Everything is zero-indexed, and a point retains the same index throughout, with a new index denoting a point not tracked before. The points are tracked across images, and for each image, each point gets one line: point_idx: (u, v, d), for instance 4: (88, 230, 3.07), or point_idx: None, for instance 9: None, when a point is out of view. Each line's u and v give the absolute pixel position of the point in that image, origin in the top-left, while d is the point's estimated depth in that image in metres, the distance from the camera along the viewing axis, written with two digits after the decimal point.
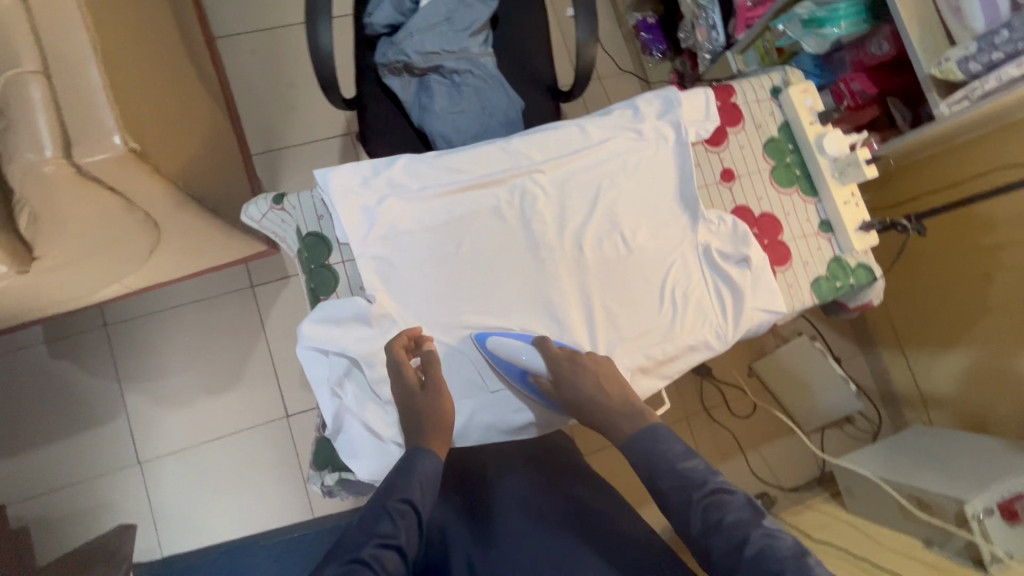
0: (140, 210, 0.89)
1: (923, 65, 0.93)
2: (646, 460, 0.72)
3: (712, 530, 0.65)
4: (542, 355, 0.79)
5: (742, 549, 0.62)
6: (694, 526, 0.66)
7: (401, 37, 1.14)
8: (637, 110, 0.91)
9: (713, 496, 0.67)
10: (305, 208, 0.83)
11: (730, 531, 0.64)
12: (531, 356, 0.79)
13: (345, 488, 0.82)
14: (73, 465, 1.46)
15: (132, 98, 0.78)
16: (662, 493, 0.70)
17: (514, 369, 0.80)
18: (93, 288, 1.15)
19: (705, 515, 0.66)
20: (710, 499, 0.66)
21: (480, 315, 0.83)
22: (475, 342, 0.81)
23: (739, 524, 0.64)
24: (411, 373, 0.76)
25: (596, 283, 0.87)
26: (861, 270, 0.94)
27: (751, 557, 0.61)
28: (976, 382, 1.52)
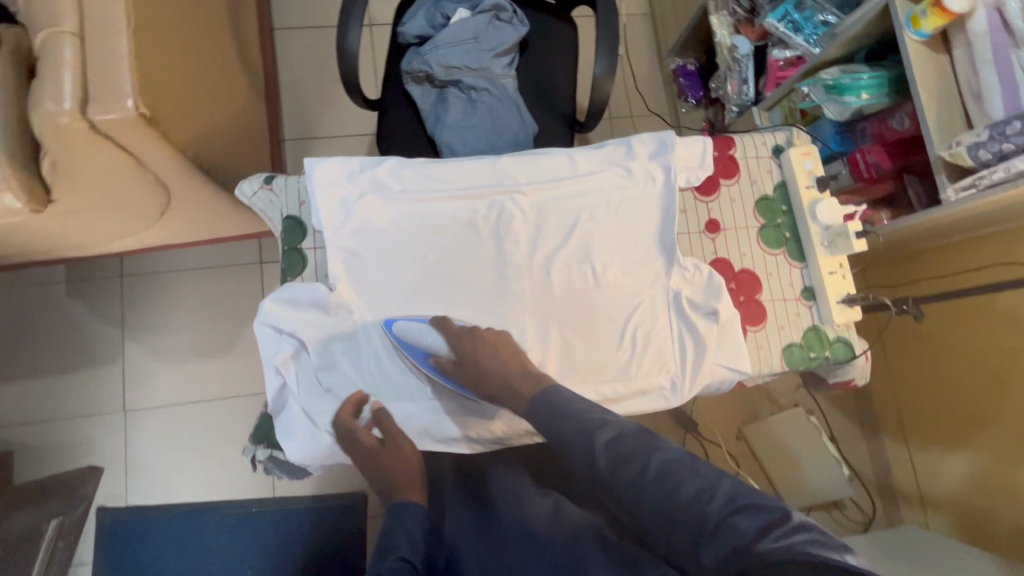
0: (150, 171, 0.96)
1: (935, 146, 0.90)
2: (546, 422, 0.73)
3: (617, 460, 0.65)
4: (440, 334, 0.81)
5: (646, 470, 0.63)
6: (599, 461, 0.66)
7: (427, 49, 1.19)
8: (631, 149, 0.91)
9: (611, 431, 0.68)
10: (291, 193, 0.87)
11: (632, 456, 0.64)
12: (432, 337, 0.81)
13: (276, 466, 0.84)
14: (65, 401, 1.54)
15: (155, 68, 0.84)
16: (563, 438, 0.70)
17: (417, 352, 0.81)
18: (107, 239, 1.24)
19: (606, 446, 0.66)
20: (610, 434, 0.67)
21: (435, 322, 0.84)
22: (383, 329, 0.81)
23: (640, 450, 0.65)
24: (366, 436, 0.80)
25: (558, 311, 0.87)
26: (839, 344, 0.90)
27: (654, 476, 0.62)
28: (980, 492, 1.41)
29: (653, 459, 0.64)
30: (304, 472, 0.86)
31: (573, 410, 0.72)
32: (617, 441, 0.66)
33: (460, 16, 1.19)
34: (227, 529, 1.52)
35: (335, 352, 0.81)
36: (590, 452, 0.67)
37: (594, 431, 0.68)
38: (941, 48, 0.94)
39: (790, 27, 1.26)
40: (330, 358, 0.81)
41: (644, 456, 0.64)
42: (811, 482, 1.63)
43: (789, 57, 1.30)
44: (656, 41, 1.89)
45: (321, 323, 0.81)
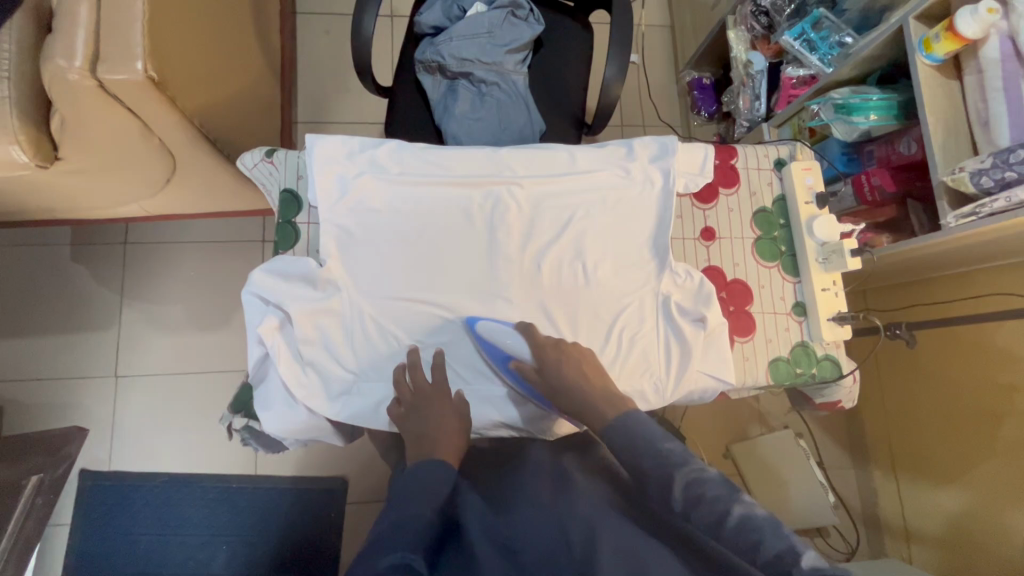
0: (156, 136, 0.97)
1: (939, 171, 0.89)
2: (626, 449, 0.70)
3: (693, 503, 0.63)
4: (524, 339, 0.82)
5: (724, 521, 0.61)
6: (677, 502, 0.64)
7: (441, 39, 1.19)
8: (631, 150, 0.91)
9: (694, 474, 0.65)
10: (290, 166, 0.88)
11: (712, 504, 0.62)
12: (513, 339, 0.81)
13: (252, 437, 0.84)
14: (58, 362, 1.56)
15: (168, 34, 0.85)
16: (642, 470, 0.67)
17: (498, 353, 0.82)
18: (113, 203, 1.25)
19: (687, 491, 0.63)
20: (693, 475, 0.64)
21: (421, 306, 0.84)
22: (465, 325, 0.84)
23: (721, 497, 0.62)
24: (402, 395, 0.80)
25: (545, 306, 0.87)
26: (827, 362, 0.89)
27: (734, 529, 0.60)
28: (966, 529, 1.39)
29: (735, 511, 0.61)
30: (279, 446, 0.86)
31: (658, 443, 0.69)
32: (701, 486, 0.63)
33: (476, 10, 1.20)
34: (206, 502, 1.52)
35: (320, 327, 0.81)
36: (667, 491, 0.64)
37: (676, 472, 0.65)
38: (953, 74, 0.93)
39: (806, 45, 1.26)
40: (313, 332, 0.81)
41: (726, 509, 0.61)
42: (797, 507, 1.61)
43: (802, 75, 1.31)
44: (674, 52, 1.90)
45: (315, 297, 0.81)
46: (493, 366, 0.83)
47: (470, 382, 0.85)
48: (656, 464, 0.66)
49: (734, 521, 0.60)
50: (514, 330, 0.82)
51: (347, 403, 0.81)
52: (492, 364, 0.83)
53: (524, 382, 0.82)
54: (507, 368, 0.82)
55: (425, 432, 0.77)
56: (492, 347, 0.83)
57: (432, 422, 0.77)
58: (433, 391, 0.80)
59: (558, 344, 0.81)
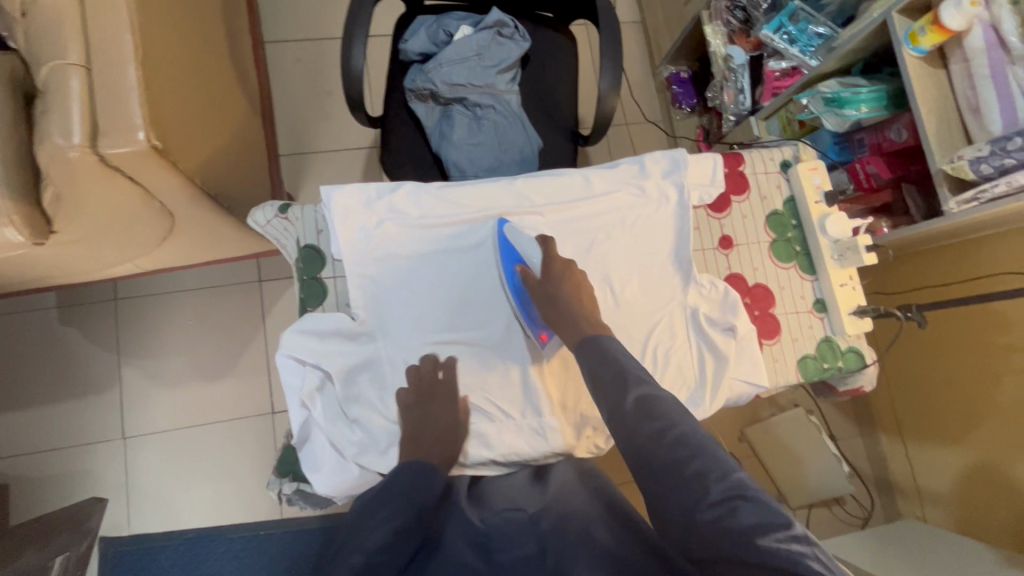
0: (157, 201, 0.94)
1: (937, 160, 0.92)
2: (590, 364, 0.71)
3: (644, 416, 0.63)
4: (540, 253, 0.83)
5: (665, 435, 0.61)
6: (625, 412, 0.63)
7: (431, 66, 1.18)
8: (643, 167, 0.92)
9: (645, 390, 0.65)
10: (307, 222, 0.86)
11: (659, 420, 0.62)
12: (529, 248, 0.83)
13: (302, 499, 0.82)
14: (60, 431, 1.50)
15: (163, 97, 0.82)
16: (600, 384, 0.67)
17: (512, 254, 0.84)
18: (106, 266, 1.21)
19: (639, 404, 0.64)
20: (646, 394, 0.64)
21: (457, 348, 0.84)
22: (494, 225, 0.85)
23: (667, 414, 0.62)
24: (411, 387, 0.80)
25: None
26: (851, 354, 0.92)
27: (674, 445, 0.60)
28: (974, 484, 1.46)
29: (677, 428, 0.61)
30: (329, 503, 0.85)
31: (624, 362, 0.69)
32: (653, 407, 0.63)
33: (463, 33, 1.19)
34: None
35: (361, 383, 0.81)
36: (618, 400, 0.65)
37: (632, 387, 0.66)
38: (939, 63, 0.96)
39: (786, 38, 1.29)
40: (355, 389, 0.80)
41: (667, 426, 0.62)
42: (814, 481, 1.68)
43: (784, 67, 1.33)
44: (648, 48, 1.92)
45: (354, 355, 0.81)
46: (502, 268, 0.84)
47: (514, 420, 0.84)
48: (613, 379, 0.67)
49: (675, 435, 0.60)
50: (532, 239, 0.84)
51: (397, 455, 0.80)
52: (502, 265, 0.84)
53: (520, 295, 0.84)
54: (512, 271, 0.84)
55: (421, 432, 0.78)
56: (510, 250, 0.84)
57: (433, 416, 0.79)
58: (439, 390, 0.81)
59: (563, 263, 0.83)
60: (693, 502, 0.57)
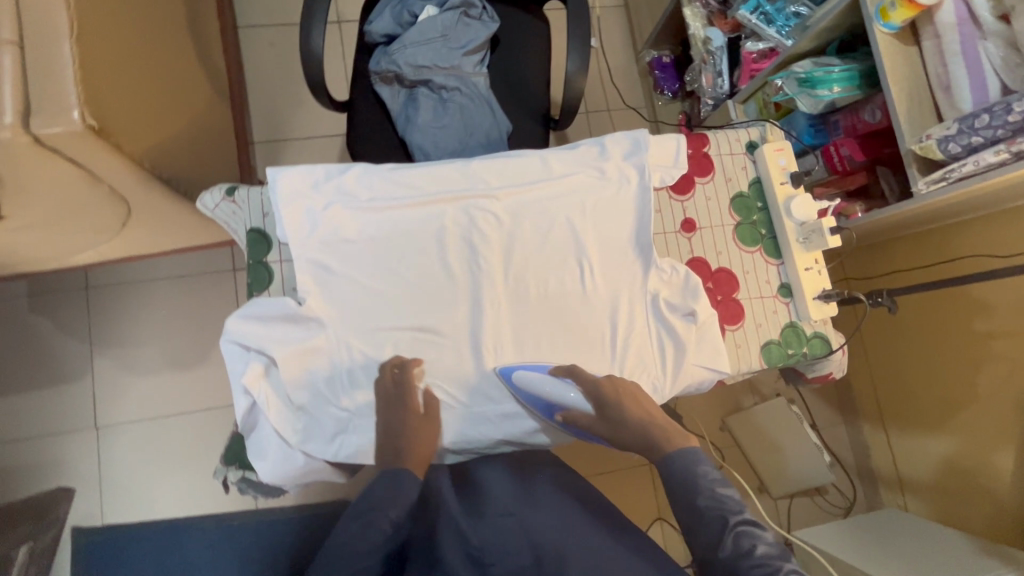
0: (105, 184, 0.91)
1: (906, 139, 0.89)
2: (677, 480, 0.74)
3: (737, 548, 0.66)
4: (577, 390, 0.80)
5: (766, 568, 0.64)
6: (721, 551, 0.67)
7: (395, 48, 1.15)
8: (604, 149, 0.90)
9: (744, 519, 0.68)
10: (253, 204, 0.84)
11: (753, 545, 0.66)
12: (554, 387, 0.79)
13: (248, 487, 0.81)
14: (31, 422, 1.49)
15: (103, 76, 0.80)
16: (696, 512, 0.70)
17: (542, 402, 0.80)
18: (68, 254, 1.19)
19: (736, 543, 0.67)
20: (745, 528, 0.67)
21: (408, 331, 0.82)
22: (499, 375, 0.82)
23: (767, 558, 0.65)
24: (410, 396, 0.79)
25: (536, 318, 0.85)
26: (817, 340, 0.90)
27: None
28: (955, 473, 1.45)
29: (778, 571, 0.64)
30: (277, 491, 0.84)
31: (714, 480, 0.72)
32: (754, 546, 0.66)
33: (427, 14, 1.16)
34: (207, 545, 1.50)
35: (307, 369, 0.79)
36: (715, 540, 0.68)
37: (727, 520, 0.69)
38: (911, 41, 0.93)
39: (762, 19, 1.26)
40: (300, 374, 0.78)
41: (763, 556, 0.65)
42: (794, 472, 1.67)
43: (762, 49, 1.30)
44: (631, 32, 1.88)
45: (299, 339, 0.78)
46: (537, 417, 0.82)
47: (467, 405, 0.83)
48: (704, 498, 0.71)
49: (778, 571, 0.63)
50: (552, 376, 0.81)
51: (342, 441, 0.78)
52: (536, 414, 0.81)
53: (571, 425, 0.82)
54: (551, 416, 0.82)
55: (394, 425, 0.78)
56: (535, 398, 0.81)
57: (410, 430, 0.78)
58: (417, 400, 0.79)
59: (612, 382, 0.80)
60: None
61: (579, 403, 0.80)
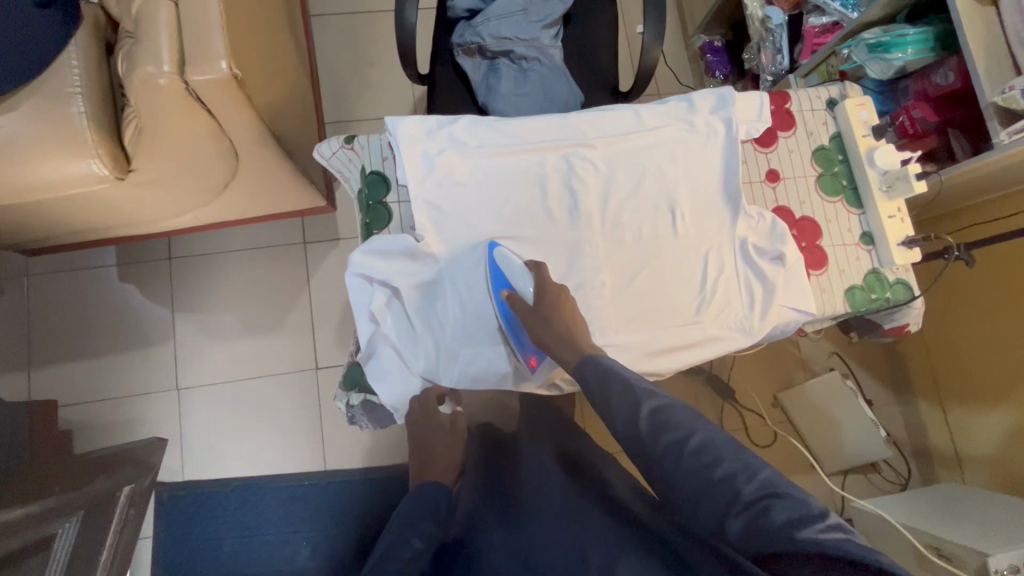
0: (227, 139, 1.00)
1: (987, 94, 0.93)
2: (597, 385, 0.76)
3: (660, 430, 0.69)
4: (534, 281, 0.85)
5: (686, 445, 0.67)
6: (641, 431, 0.69)
7: (478, 21, 1.23)
8: (692, 104, 0.95)
9: (656, 405, 0.71)
10: (371, 150, 0.90)
11: (675, 430, 0.68)
12: (524, 279, 0.85)
13: (366, 412, 0.87)
14: (119, 382, 1.58)
15: (239, 33, 0.88)
16: (607, 399, 0.74)
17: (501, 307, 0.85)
18: (169, 215, 1.28)
19: (653, 421, 0.70)
20: (656, 409, 0.70)
21: (514, 268, 0.88)
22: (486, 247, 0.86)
23: (686, 425, 0.69)
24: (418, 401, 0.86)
25: (632, 259, 0.90)
26: (900, 286, 0.94)
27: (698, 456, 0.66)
28: (1018, 445, 1.45)
29: (694, 438, 0.67)
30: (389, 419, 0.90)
31: (628, 378, 0.75)
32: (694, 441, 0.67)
33: None
34: (281, 502, 1.57)
35: (425, 300, 0.85)
36: (631, 420, 0.70)
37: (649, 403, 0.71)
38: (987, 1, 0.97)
39: None
40: (419, 305, 0.84)
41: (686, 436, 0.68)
42: (849, 446, 1.68)
43: (825, 23, 1.34)
44: (682, 19, 1.94)
45: (418, 272, 0.85)
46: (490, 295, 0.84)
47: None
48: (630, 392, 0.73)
49: (696, 443, 0.67)
50: (522, 265, 0.86)
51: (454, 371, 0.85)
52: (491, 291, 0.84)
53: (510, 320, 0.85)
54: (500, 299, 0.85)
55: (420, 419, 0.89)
56: (498, 274, 0.85)
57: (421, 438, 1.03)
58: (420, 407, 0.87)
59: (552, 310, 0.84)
60: (726, 504, 0.62)
61: (524, 292, 0.85)
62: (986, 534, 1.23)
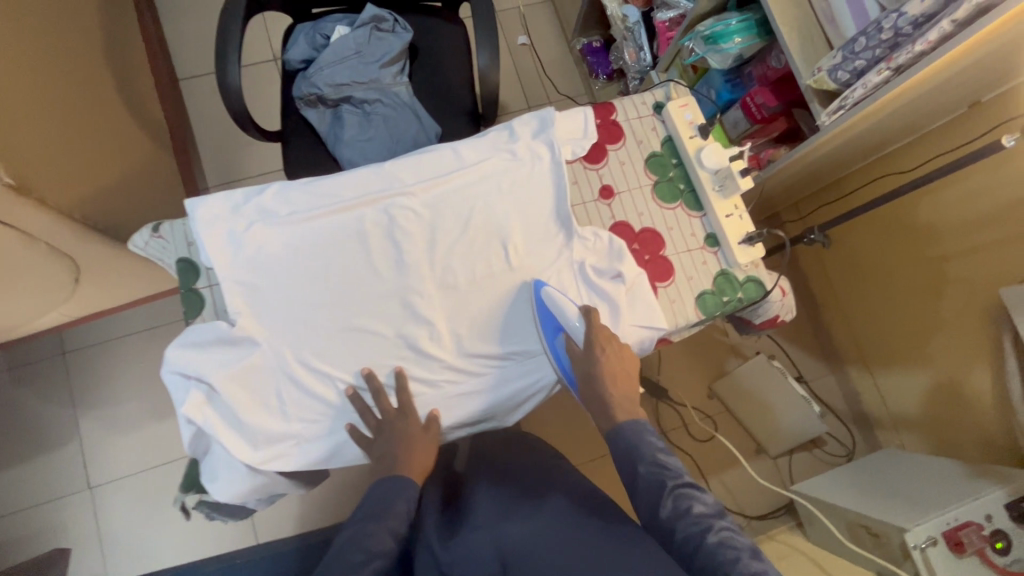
0: (42, 241, 0.94)
1: (803, 76, 0.91)
2: (626, 448, 0.77)
3: (679, 515, 0.69)
4: (587, 325, 0.83)
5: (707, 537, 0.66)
6: (661, 510, 0.70)
7: (312, 71, 1.19)
8: (513, 131, 0.92)
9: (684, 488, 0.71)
10: (179, 236, 0.86)
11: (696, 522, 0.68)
12: (578, 322, 0.83)
13: (211, 511, 0.83)
14: (27, 491, 1.51)
15: (17, 135, 0.83)
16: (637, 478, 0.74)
17: (554, 324, 0.85)
18: (27, 320, 1.21)
19: (675, 504, 0.70)
20: (682, 490, 0.71)
21: (344, 333, 0.84)
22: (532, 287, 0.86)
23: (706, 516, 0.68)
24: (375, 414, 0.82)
25: (468, 303, 0.87)
26: (750, 283, 0.91)
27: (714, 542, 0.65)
28: (941, 401, 1.43)
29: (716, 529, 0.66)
30: (242, 512, 0.85)
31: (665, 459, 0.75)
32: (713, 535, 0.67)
33: (339, 34, 1.19)
34: None
35: (246, 387, 0.80)
36: (652, 500, 0.72)
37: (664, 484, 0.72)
38: None
39: None
40: (239, 394, 0.79)
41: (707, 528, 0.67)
42: (788, 426, 1.64)
43: (673, 16, 1.31)
44: (561, 24, 1.91)
45: (233, 362, 0.80)
46: (544, 332, 0.84)
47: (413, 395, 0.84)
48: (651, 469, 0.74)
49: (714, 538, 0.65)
50: (577, 311, 0.84)
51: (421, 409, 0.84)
52: (544, 330, 0.84)
53: (564, 360, 0.85)
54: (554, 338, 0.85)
55: (393, 452, 0.81)
56: (550, 316, 0.84)
57: (397, 443, 0.81)
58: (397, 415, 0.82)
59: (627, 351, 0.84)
60: None
61: (579, 334, 0.84)
62: (911, 508, 1.20)
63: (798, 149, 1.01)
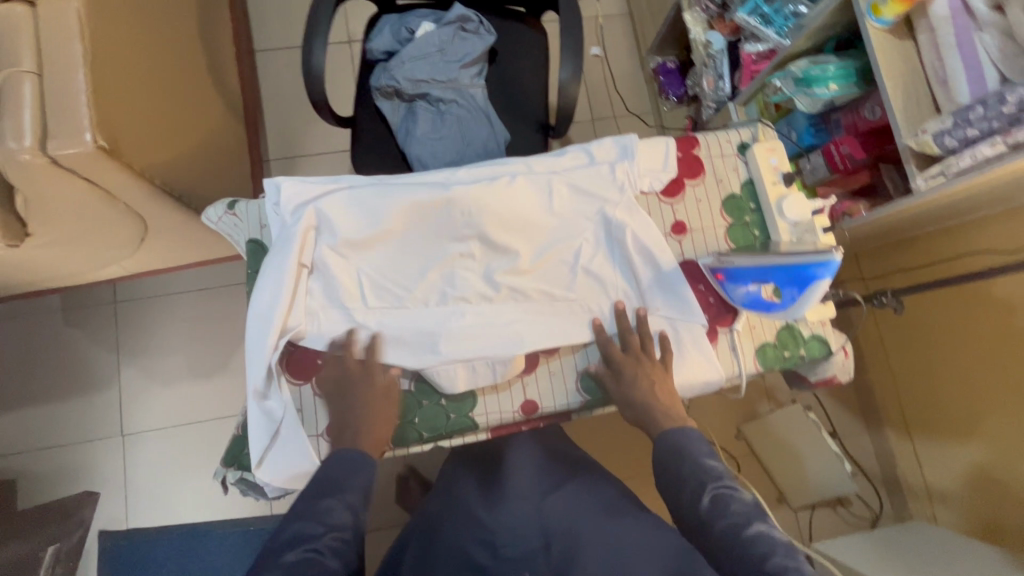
0: (119, 201, 0.98)
1: (903, 134, 0.87)
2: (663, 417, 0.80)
3: (716, 510, 0.71)
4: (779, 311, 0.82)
5: (741, 529, 0.69)
6: (701, 508, 0.72)
7: (393, 63, 1.19)
8: (591, 154, 0.91)
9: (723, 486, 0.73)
10: (253, 216, 0.89)
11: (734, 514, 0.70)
12: (788, 305, 0.80)
13: (246, 487, 0.85)
14: (65, 429, 1.57)
15: (112, 98, 0.85)
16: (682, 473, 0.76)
17: (795, 284, 0.78)
18: (90, 269, 1.25)
19: (715, 500, 0.72)
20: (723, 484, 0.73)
21: (408, 326, 0.83)
22: (830, 264, 0.72)
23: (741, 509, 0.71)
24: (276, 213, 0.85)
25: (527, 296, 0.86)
26: (814, 341, 0.89)
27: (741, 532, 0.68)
28: (985, 482, 1.37)
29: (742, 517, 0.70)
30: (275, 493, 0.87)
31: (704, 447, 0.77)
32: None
33: (424, 30, 1.20)
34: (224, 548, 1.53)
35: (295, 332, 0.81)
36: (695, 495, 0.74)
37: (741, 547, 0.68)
38: (906, 35, 0.91)
39: (761, 20, 1.23)
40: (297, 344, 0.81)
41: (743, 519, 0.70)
42: (814, 478, 1.59)
43: (761, 50, 1.28)
44: (638, 39, 1.87)
45: (320, 342, 0.82)
46: (797, 278, 0.77)
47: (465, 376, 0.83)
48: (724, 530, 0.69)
49: (744, 527, 0.69)
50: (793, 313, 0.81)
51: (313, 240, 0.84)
52: (800, 278, 0.76)
53: (755, 271, 0.81)
54: (786, 280, 0.78)
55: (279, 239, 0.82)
56: (801, 288, 0.77)
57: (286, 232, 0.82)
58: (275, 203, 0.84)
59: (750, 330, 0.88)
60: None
61: (786, 307, 0.81)
62: None
63: (882, 209, 0.97)
